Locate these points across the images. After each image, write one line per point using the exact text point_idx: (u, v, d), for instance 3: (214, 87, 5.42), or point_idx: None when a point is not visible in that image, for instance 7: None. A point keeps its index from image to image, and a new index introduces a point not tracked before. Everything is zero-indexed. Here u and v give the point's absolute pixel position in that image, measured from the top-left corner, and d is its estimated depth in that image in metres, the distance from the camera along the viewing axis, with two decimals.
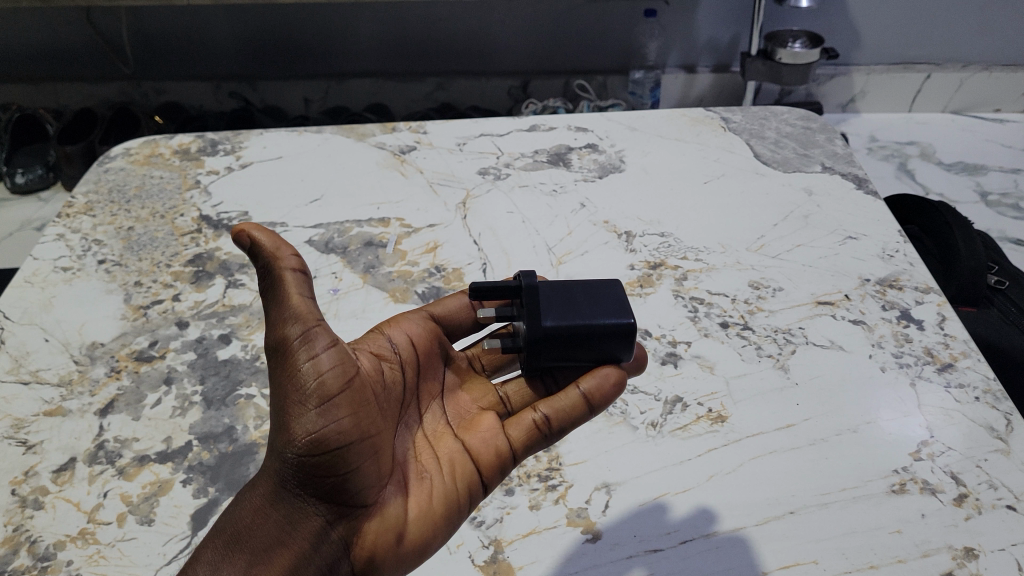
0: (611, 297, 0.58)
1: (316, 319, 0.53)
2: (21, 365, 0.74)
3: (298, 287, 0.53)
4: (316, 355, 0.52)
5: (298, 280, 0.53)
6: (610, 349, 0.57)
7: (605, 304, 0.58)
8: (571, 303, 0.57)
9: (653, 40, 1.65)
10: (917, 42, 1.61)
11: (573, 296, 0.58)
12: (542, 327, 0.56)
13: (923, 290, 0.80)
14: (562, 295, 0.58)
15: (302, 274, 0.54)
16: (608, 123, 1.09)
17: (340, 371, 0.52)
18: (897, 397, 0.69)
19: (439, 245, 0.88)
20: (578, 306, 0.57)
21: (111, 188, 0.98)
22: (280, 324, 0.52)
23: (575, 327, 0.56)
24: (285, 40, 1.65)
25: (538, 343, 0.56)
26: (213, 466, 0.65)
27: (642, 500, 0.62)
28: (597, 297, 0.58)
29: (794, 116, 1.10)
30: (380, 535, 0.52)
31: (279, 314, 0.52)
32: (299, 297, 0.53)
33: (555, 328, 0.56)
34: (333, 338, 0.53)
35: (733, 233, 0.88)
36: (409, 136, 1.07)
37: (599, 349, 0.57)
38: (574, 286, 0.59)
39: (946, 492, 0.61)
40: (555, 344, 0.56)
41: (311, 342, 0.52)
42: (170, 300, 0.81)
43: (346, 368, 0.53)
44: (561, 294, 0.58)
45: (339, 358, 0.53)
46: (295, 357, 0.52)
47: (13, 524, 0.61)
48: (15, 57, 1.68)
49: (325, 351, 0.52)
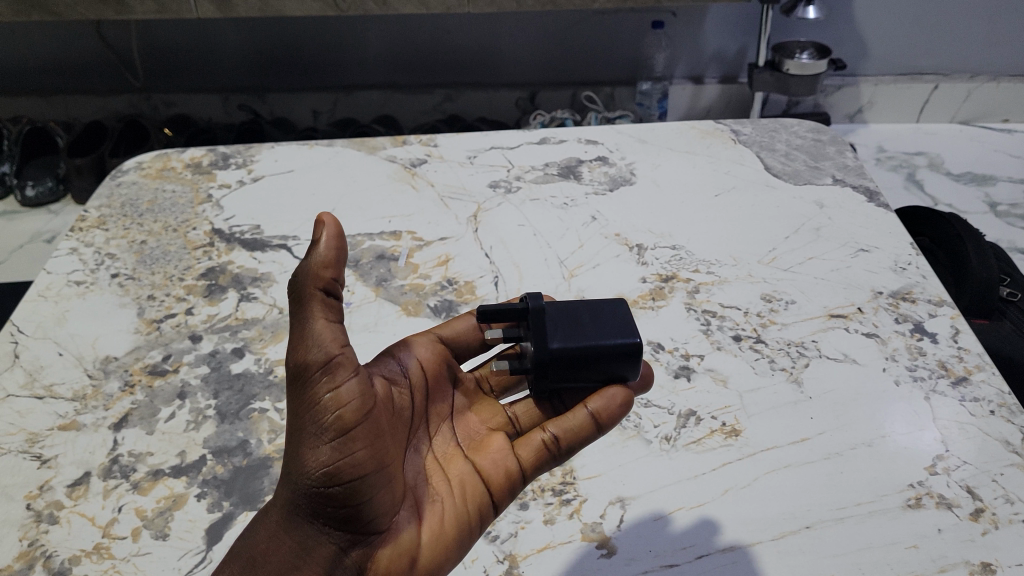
0: (614, 318, 0.58)
1: (340, 349, 0.52)
2: (35, 379, 0.75)
3: (326, 310, 0.53)
4: (338, 386, 0.52)
5: (327, 302, 0.54)
6: (615, 370, 0.57)
7: (609, 323, 0.58)
8: (576, 324, 0.57)
9: (660, 52, 1.65)
10: (924, 52, 1.61)
11: (578, 318, 0.58)
12: (549, 349, 0.56)
13: (936, 303, 0.79)
14: (567, 316, 0.58)
15: (329, 296, 0.54)
16: (618, 135, 1.09)
17: (360, 404, 0.52)
18: (912, 411, 0.68)
19: (450, 258, 0.88)
20: (583, 328, 0.57)
21: (123, 202, 0.99)
22: (304, 350, 0.52)
23: (581, 348, 0.56)
24: (295, 53, 1.66)
25: (543, 365, 0.56)
26: (226, 480, 0.65)
27: (657, 515, 0.61)
28: (602, 318, 0.58)
29: (804, 128, 1.10)
30: (393, 562, 0.53)
31: (304, 337, 0.52)
32: (325, 323, 0.52)
33: (560, 350, 0.56)
34: (356, 368, 0.53)
35: (743, 246, 0.88)
36: (419, 149, 1.08)
37: (604, 369, 0.57)
38: (578, 307, 0.59)
39: (963, 507, 0.61)
40: (561, 366, 0.56)
41: (333, 374, 0.52)
42: (182, 314, 0.81)
43: (366, 400, 0.52)
44: (566, 316, 0.58)
45: (362, 389, 0.52)
46: (317, 386, 0.51)
47: (28, 539, 0.61)
48: (25, 70, 1.71)
49: (346, 383, 0.52)
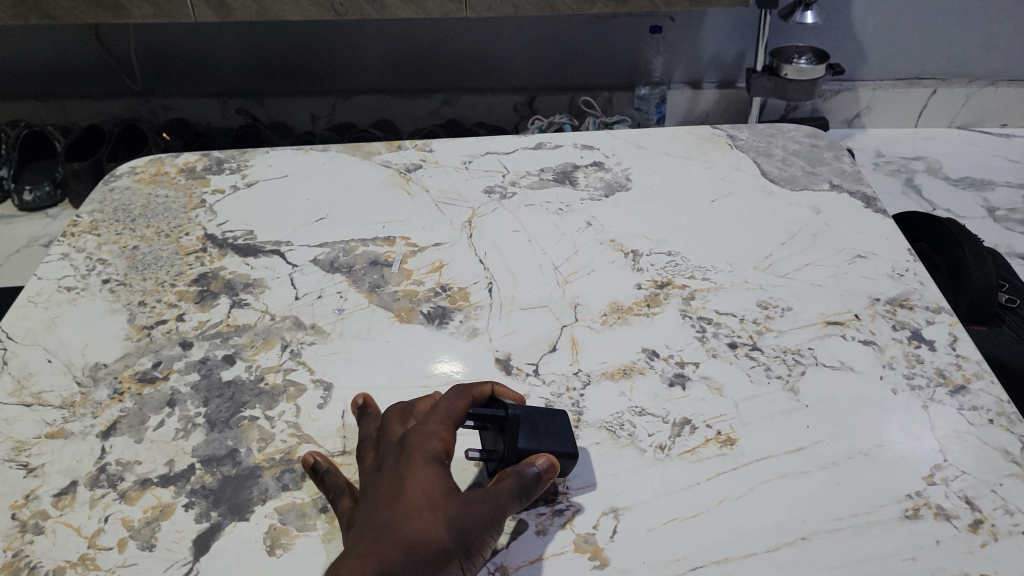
0: (564, 429, 0.64)
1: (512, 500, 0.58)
2: (24, 387, 0.74)
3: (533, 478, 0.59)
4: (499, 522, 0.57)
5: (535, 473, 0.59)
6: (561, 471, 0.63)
7: (562, 432, 0.63)
8: (539, 427, 0.63)
9: (658, 57, 1.64)
10: (921, 58, 1.61)
11: (535, 424, 0.63)
12: (518, 448, 0.61)
13: (934, 310, 0.78)
14: (530, 418, 0.63)
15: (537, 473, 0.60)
16: (614, 141, 1.08)
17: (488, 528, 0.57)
18: (909, 420, 0.68)
19: (443, 264, 0.87)
20: (541, 433, 0.62)
21: (116, 207, 0.98)
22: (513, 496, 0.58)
23: (545, 449, 0.61)
24: (293, 57, 1.65)
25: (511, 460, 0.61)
26: (215, 490, 0.64)
27: (650, 526, 0.60)
28: (555, 426, 0.63)
29: (801, 134, 1.09)
30: None
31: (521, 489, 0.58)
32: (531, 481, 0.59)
33: (527, 449, 0.61)
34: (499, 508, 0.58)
35: (740, 252, 0.87)
36: (414, 155, 1.07)
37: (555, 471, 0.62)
38: (537, 413, 0.64)
39: (961, 518, 0.60)
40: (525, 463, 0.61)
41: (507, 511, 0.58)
42: (173, 320, 0.81)
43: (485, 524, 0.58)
44: (535, 418, 0.63)
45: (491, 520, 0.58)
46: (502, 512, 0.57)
47: (13, 549, 0.60)
48: (22, 74, 1.70)
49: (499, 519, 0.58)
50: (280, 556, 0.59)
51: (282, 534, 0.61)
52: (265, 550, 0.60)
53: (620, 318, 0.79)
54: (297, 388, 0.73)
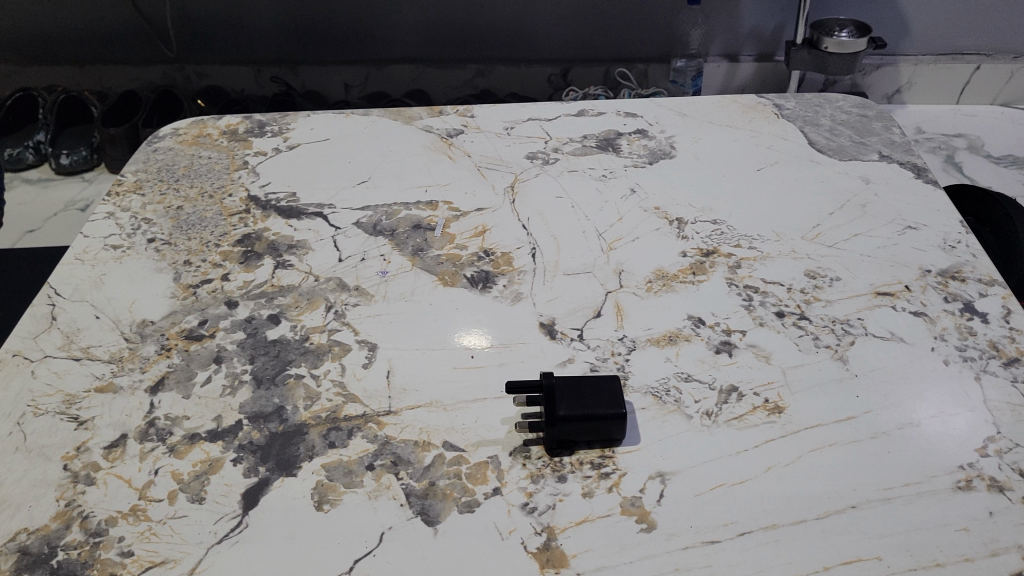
0: (611, 392, 0.65)
1: None
2: (72, 342, 0.74)
3: None
4: None
5: None
6: (612, 434, 0.63)
7: (607, 396, 0.64)
8: (581, 396, 0.64)
9: (696, 28, 1.62)
10: (968, 32, 1.57)
11: (579, 392, 0.65)
12: (558, 414, 0.62)
13: (987, 283, 0.77)
14: (573, 389, 0.65)
15: None
16: (657, 108, 1.07)
17: None
18: (961, 391, 0.67)
19: (486, 228, 0.87)
20: (586, 399, 0.64)
21: (160, 167, 0.98)
22: None
23: (586, 413, 0.62)
24: (325, 25, 1.64)
25: (554, 427, 0.62)
26: (263, 446, 0.64)
27: (699, 490, 0.60)
28: (602, 391, 0.65)
29: (849, 104, 1.07)
30: (449, 546, 0.57)
31: None
32: None
33: (567, 415, 0.62)
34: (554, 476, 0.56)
35: (787, 221, 0.86)
36: (456, 120, 1.06)
37: (604, 434, 0.63)
38: (583, 382, 0.66)
39: (1015, 490, 0.59)
40: (572, 430, 0.63)
41: None
42: (218, 280, 0.81)
43: None
44: (578, 388, 0.65)
45: None
46: None
47: (65, 499, 0.61)
48: (59, 40, 1.70)
49: None
50: (328, 511, 0.60)
51: (330, 490, 0.61)
52: (313, 505, 0.60)
53: (665, 285, 0.78)
54: (342, 348, 0.73)
